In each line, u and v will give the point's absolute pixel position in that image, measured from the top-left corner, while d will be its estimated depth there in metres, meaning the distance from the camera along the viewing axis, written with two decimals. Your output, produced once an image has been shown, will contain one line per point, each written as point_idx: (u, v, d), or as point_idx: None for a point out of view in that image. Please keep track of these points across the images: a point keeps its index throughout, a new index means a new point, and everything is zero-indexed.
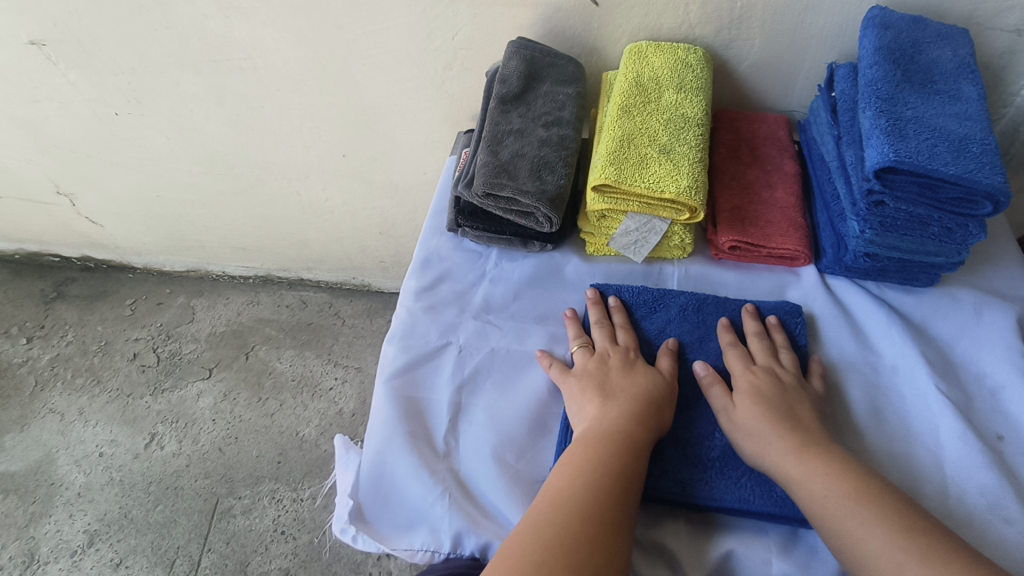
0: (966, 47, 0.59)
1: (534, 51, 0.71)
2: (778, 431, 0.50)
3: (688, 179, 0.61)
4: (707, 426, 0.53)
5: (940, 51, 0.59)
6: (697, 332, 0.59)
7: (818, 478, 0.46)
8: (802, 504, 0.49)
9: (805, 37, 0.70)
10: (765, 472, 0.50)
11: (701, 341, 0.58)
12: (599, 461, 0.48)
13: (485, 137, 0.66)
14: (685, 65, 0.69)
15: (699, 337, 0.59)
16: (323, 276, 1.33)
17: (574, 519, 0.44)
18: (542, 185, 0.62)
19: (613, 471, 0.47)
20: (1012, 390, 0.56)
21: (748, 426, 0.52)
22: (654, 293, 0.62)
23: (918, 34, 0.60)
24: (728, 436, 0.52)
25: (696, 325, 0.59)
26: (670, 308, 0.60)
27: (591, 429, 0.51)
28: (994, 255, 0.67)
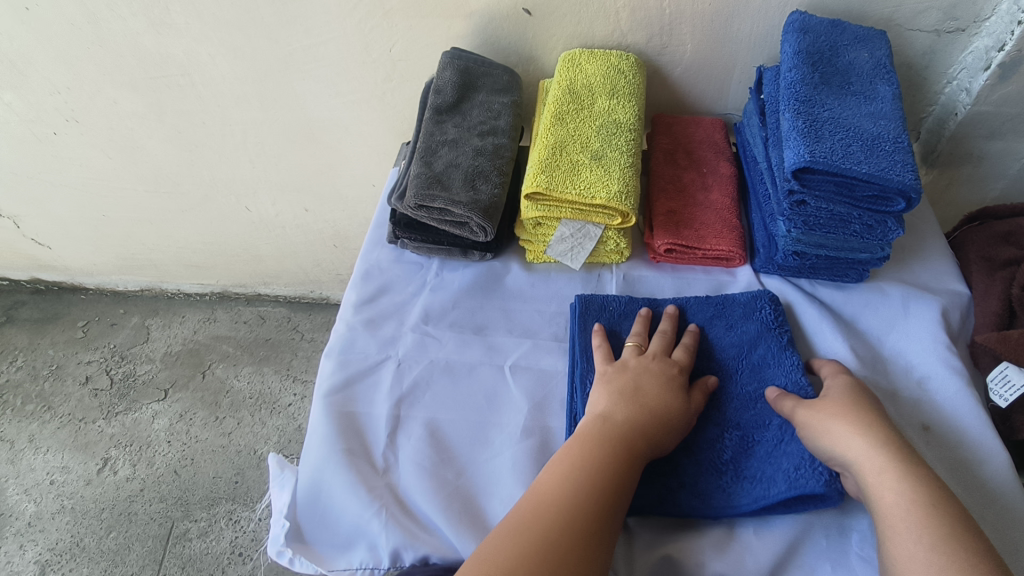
0: (882, 48, 0.61)
1: (467, 61, 0.70)
2: (867, 427, 0.47)
3: (619, 184, 0.62)
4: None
5: (857, 53, 0.61)
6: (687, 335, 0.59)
7: (893, 476, 0.44)
8: (819, 479, 0.47)
9: (734, 43, 0.71)
10: (775, 457, 0.50)
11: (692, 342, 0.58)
12: (591, 465, 0.47)
13: (419, 148, 0.66)
14: (617, 72, 0.69)
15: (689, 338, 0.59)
16: (281, 291, 1.31)
17: (558, 528, 0.43)
18: (474, 195, 0.62)
19: (605, 479, 0.46)
20: (938, 380, 0.58)
21: (753, 423, 0.52)
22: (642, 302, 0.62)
23: (836, 36, 0.62)
24: (736, 436, 0.52)
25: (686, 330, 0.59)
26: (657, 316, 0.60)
27: (587, 430, 0.50)
28: (923, 251, 0.69)
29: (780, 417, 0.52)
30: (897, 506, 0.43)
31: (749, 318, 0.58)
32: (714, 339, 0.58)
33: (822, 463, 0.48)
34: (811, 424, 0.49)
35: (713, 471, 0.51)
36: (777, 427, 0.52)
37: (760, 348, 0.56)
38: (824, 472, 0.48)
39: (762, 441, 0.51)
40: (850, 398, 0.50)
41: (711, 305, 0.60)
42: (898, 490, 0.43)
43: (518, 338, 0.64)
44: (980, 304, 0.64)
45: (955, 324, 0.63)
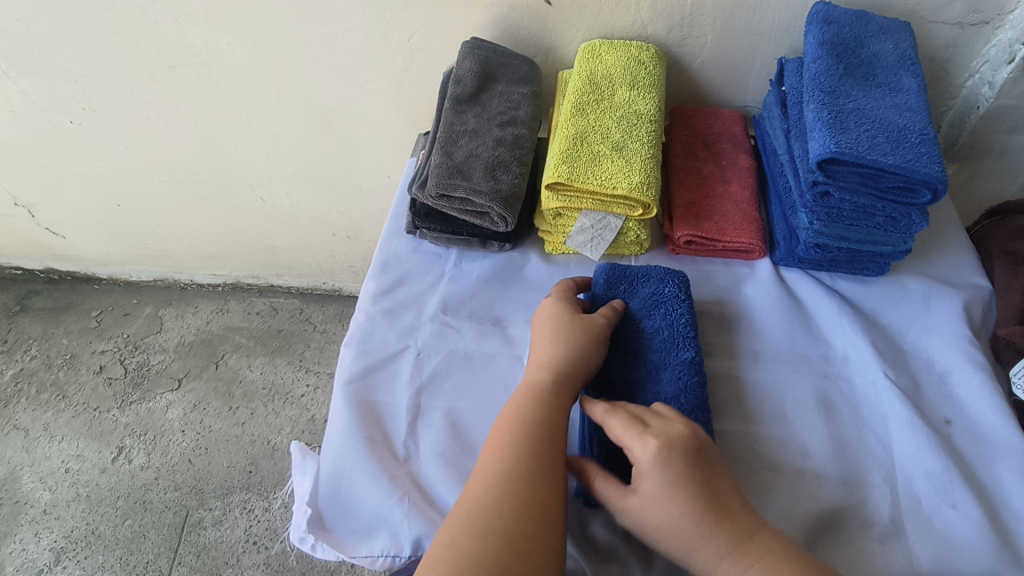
0: (906, 40, 0.61)
1: (487, 51, 0.70)
2: (695, 540, 0.43)
3: (641, 175, 0.62)
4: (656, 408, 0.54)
5: (881, 45, 0.61)
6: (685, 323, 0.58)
7: None
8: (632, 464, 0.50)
9: (756, 34, 0.71)
10: None
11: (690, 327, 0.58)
12: (514, 421, 0.49)
13: (439, 138, 0.66)
14: (638, 63, 0.69)
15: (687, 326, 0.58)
16: (293, 282, 1.31)
17: (499, 480, 0.45)
18: (495, 185, 0.62)
19: (531, 431, 0.48)
20: (959, 374, 0.58)
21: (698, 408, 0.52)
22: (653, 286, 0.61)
23: (860, 28, 0.61)
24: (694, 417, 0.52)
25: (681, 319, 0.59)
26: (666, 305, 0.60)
27: (515, 393, 0.52)
28: (944, 244, 0.69)
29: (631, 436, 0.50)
30: None
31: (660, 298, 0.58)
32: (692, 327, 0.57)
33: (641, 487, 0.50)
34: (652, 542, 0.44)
35: None
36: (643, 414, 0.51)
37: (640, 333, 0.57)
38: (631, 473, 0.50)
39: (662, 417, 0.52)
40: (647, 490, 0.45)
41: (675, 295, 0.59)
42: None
43: None
44: (1002, 298, 0.64)
45: (977, 318, 0.63)
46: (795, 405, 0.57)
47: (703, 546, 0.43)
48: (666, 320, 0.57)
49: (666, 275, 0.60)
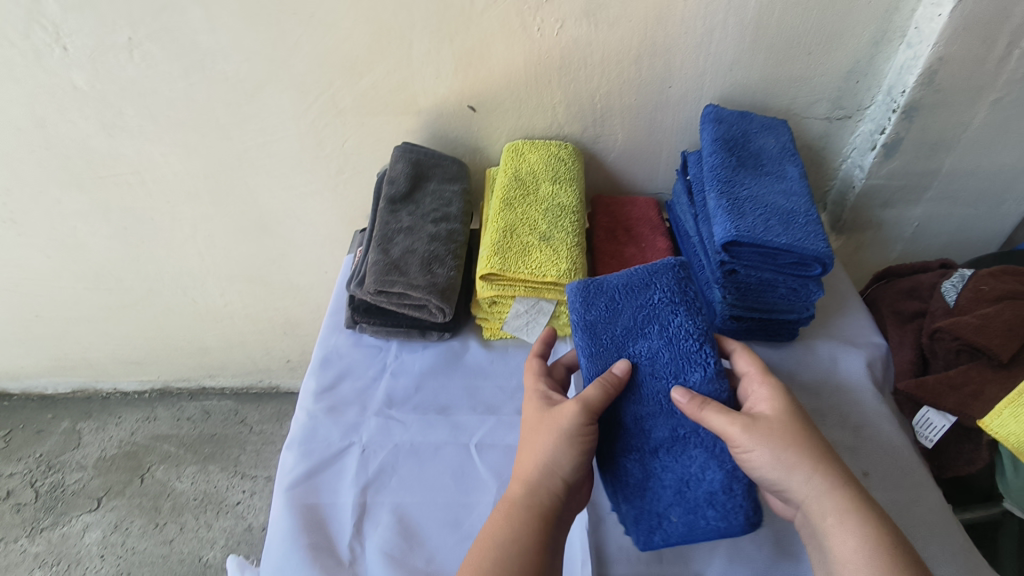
0: (785, 135, 0.71)
1: (418, 154, 0.75)
2: (802, 464, 0.49)
3: (568, 263, 0.66)
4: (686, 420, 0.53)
5: (765, 139, 0.70)
6: (648, 321, 0.55)
7: (852, 520, 0.46)
8: (655, 532, 0.52)
9: (659, 131, 0.79)
10: (671, 479, 0.52)
11: (650, 323, 0.55)
12: (491, 544, 0.48)
13: (376, 236, 0.69)
14: (558, 160, 0.76)
15: (650, 323, 0.55)
16: (227, 383, 1.26)
17: None
18: (432, 278, 0.65)
19: (505, 558, 0.47)
20: (871, 428, 0.63)
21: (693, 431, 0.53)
22: (623, 281, 0.57)
23: (745, 126, 0.70)
24: (680, 432, 0.53)
25: (643, 314, 0.56)
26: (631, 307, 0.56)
27: (499, 510, 0.50)
28: (842, 308, 0.76)
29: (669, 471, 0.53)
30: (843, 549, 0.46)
31: (635, 297, 0.56)
32: (653, 339, 0.55)
33: (663, 533, 0.52)
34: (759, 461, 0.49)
35: (688, 494, 0.52)
36: (665, 453, 0.53)
37: (633, 343, 0.55)
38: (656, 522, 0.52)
39: (681, 450, 0.53)
40: (789, 433, 0.50)
41: (642, 300, 0.56)
42: (859, 568, 0.45)
43: (483, 416, 0.65)
44: (896, 353, 0.71)
45: (880, 375, 0.69)
46: None
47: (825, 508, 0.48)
48: (667, 335, 0.54)
49: (653, 276, 0.56)
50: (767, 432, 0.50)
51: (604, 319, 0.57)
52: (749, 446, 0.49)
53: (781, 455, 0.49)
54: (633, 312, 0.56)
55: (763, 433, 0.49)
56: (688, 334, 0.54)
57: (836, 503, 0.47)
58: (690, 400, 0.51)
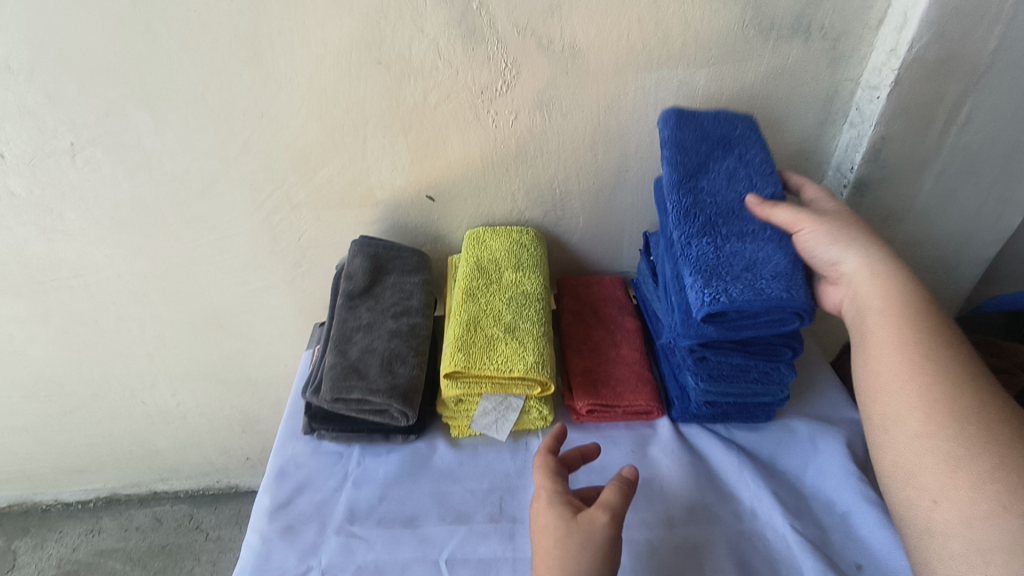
0: None
1: (376, 248, 0.73)
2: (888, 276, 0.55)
3: (535, 355, 0.64)
4: (749, 250, 0.60)
5: None
6: (721, 129, 0.67)
7: (901, 351, 0.51)
8: (757, 291, 0.55)
9: (620, 212, 0.80)
10: (746, 257, 0.59)
11: (722, 137, 0.67)
12: None
13: (333, 336, 0.66)
14: (520, 246, 0.75)
15: (721, 137, 0.67)
16: (181, 486, 1.18)
17: None
18: (392, 380, 0.61)
19: None
20: (858, 514, 0.61)
21: (762, 235, 0.61)
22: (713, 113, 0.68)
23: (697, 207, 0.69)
24: (740, 240, 0.60)
25: (712, 136, 0.67)
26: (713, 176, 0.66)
27: None
28: (817, 383, 0.75)
29: (756, 235, 0.61)
30: (904, 394, 0.50)
31: (714, 140, 0.67)
32: (718, 176, 0.66)
33: (739, 286, 0.56)
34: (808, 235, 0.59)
35: (752, 271, 0.57)
36: (760, 233, 0.61)
37: (714, 164, 0.67)
38: (784, 283, 0.56)
39: (752, 243, 0.60)
40: (866, 253, 0.57)
41: (717, 142, 0.67)
42: (916, 407, 0.49)
43: (454, 526, 0.61)
44: None
45: (861, 454, 0.67)
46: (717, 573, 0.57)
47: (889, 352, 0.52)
48: (741, 159, 0.67)
49: (736, 118, 0.68)
50: (843, 247, 0.58)
51: (691, 140, 0.67)
52: (824, 235, 0.58)
53: (867, 263, 0.56)
54: (720, 123, 0.68)
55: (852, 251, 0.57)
56: (753, 174, 0.66)
57: (899, 359, 0.51)
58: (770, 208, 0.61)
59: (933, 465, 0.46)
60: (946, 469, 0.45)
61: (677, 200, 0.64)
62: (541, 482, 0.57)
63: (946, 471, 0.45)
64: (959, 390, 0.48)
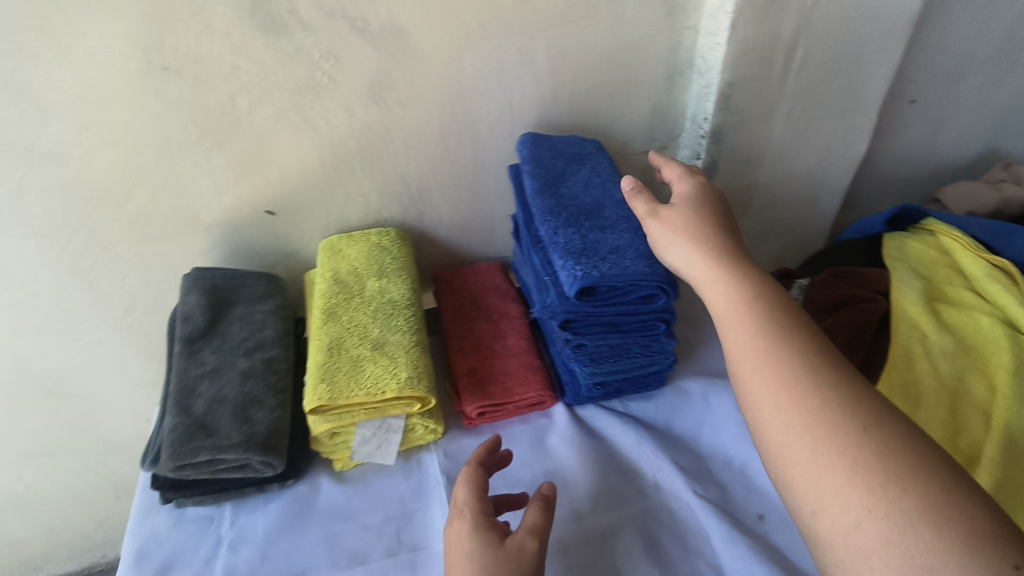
0: (605, 166, 0.64)
1: (214, 278, 0.64)
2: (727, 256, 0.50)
3: (408, 370, 0.59)
4: (611, 240, 0.55)
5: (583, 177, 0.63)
6: (574, 151, 0.65)
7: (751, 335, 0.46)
8: (622, 267, 0.52)
9: (485, 196, 0.75)
10: (612, 240, 0.55)
11: (578, 156, 0.64)
12: None
13: (173, 391, 0.57)
14: (381, 250, 0.69)
15: (576, 157, 0.64)
16: (61, 569, 1.04)
17: None
18: (248, 430, 0.54)
19: None
20: (754, 464, 0.62)
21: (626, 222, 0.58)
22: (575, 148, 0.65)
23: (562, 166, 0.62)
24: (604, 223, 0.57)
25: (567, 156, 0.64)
26: (574, 183, 0.62)
27: None
28: (704, 339, 0.75)
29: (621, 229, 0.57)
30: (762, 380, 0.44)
31: (569, 154, 0.64)
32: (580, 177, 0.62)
33: (608, 264, 0.52)
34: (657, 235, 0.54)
35: (620, 252, 0.54)
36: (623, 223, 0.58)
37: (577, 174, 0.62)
38: (646, 260, 0.53)
39: (615, 230, 0.56)
40: (708, 249, 0.51)
41: (571, 157, 0.64)
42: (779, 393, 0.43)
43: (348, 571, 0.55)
44: None
45: None
46: (628, 557, 0.56)
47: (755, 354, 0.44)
48: (593, 169, 0.63)
49: (585, 140, 0.67)
50: (694, 245, 0.51)
51: (546, 156, 0.63)
52: (671, 237, 0.53)
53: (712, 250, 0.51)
54: (572, 144, 0.65)
55: (702, 250, 0.51)
56: (607, 181, 0.62)
57: (770, 357, 0.44)
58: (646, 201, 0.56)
59: (810, 459, 0.39)
60: (818, 464, 0.39)
61: (539, 206, 0.59)
62: (461, 496, 0.53)
63: (819, 464, 0.39)
64: (829, 384, 0.41)
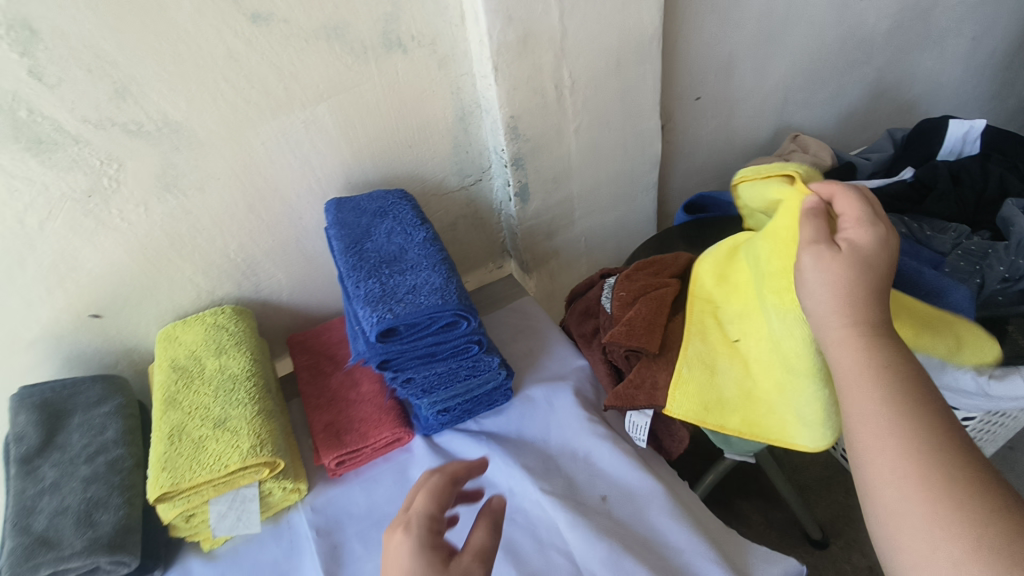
0: (405, 214, 0.70)
1: (43, 394, 0.65)
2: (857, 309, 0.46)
3: (250, 438, 0.61)
4: (408, 281, 0.61)
5: (386, 226, 0.69)
6: (377, 207, 0.70)
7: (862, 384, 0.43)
8: (415, 305, 0.58)
9: (315, 258, 0.79)
10: (409, 282, 0.61)
11: (381, 210, 0.70)
12: None
13: (10, 516, 0.57)
14: (217, 329, 0.71)
15: (378, 211, 0.70)
16: None
17: None
18: (92, 532, 0.55)
19: None
20: (597, 451, 0.68)
21: (425, 263, 0.64)
22: (381, 204, 0.71)
23: (365, 223, 0.68)
24: (403, 269, 0.63)
25: (369, 213, 0.69)
26: (377, 236, 0.67)
27: None
28: (546, 346, 0.82)
29: (419, 270, 0.63)
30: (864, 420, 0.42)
31: (371, 212, 0.70)
32: (381, 229, 0.68)
33: (401, 306, 0.58)
34: (804, 276, 0.48)
35: (415, 292, 0.60)
36: (421, 265, 0.64)
37: (378, 228, 0.68)
38: (438, 292, 0.60)
39: (413, 272, 0.63)
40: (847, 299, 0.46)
41: (372, 213, 0.70)
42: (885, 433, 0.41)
43: None
44: (596, 371, 0.77)
45: (591, 396, 0.75)
46: None
47: (867, 390, 0.43)
48: (396, 220, 0.69)
49: (389, 193, 0.73)
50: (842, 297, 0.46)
51: (352, 218, 0.69)
52: (822, 287, 0.47)
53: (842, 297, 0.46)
54: (375, 200, 0.71)
55: (848, 302, 0.46)
56: (409, 227, 0.68)
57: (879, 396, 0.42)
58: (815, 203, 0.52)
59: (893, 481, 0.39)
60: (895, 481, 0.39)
61: (345, 264, 0.64)
62: (417, 507, 0.42)
63: (898, 482, 0.39)
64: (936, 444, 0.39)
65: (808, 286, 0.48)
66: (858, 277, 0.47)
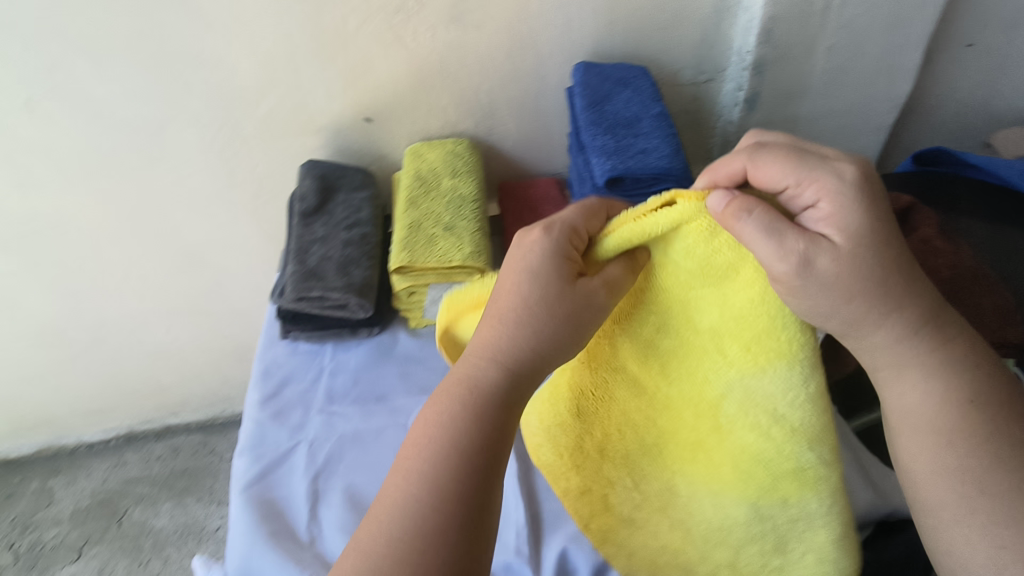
0: (645, 87, 0.74)
1: (323, 169, 0.79)
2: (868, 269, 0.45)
3: (471, 246, 0.73)
4: (641, 146, 0.68)
5: (626, 93, 0.73)
6: (621, 75, 0.75)
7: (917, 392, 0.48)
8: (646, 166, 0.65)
9: (545, 117, 0.87)
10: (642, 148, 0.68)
11: (624, 78, 0.75)
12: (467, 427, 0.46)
13: (293, 249, 0.74)
14: (455, 156, 0.82)
15: (621, 79, 0.75)
16: (192, 418, 1.31)
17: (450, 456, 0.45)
18: (348, 278, 0.71)
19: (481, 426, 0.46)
20: None
21: (659, 134, 0.69)
22: (625, 73, 0.76)
23: (609, 86, 0.73)
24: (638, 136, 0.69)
25: (613, 78, 0.75)
26: (618, 100, 0.72)
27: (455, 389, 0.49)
28: None
29: (654, 140, 0.68)
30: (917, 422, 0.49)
31: (614, 77, 0.75)
32: (622, 95, 0.73)
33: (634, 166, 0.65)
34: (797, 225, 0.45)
35: (647, 156, 0.66)
36: (653, 136, 0.69)
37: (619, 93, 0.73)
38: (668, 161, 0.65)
39: (647, 139, 0.68)
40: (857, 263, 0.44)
41: (616, 79, 0.74)
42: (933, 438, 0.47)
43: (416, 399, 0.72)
44: None
45: None
46: None
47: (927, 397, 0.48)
48: (636, 90, 0.74)
49: (632, 65, 0.77)
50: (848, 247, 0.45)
51: (595, 81, 0.74)
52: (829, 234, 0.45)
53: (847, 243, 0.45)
54: (619, 69, 0.76)
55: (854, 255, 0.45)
56: (647, 100, 0.73)
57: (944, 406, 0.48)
58: (727, 205, 0.45)
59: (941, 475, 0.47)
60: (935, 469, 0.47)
61: (586, 118, 0.71)
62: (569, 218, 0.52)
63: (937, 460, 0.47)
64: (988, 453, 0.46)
65: (812, 288, 0.44)
66: (862, 237, 0.45)
